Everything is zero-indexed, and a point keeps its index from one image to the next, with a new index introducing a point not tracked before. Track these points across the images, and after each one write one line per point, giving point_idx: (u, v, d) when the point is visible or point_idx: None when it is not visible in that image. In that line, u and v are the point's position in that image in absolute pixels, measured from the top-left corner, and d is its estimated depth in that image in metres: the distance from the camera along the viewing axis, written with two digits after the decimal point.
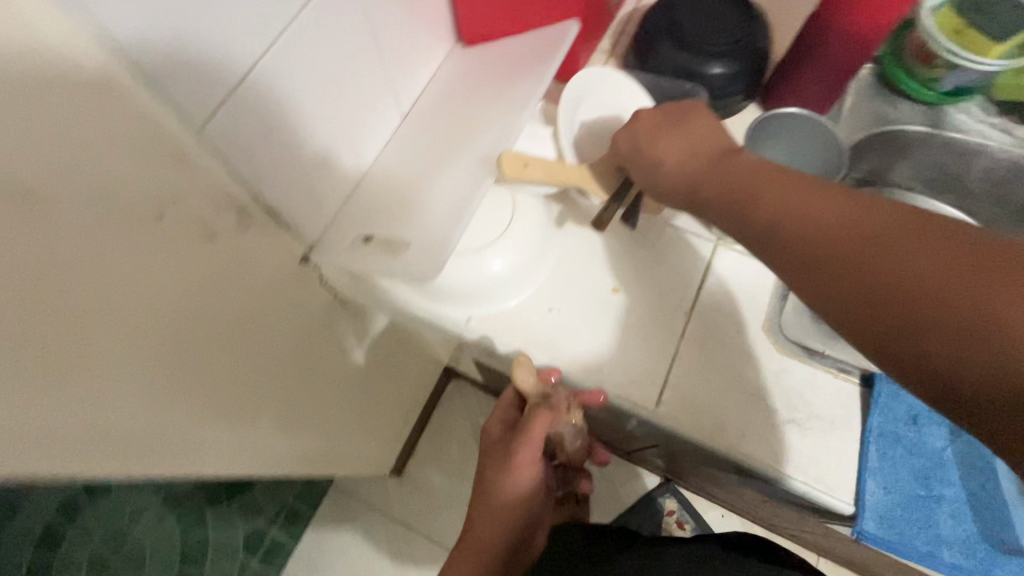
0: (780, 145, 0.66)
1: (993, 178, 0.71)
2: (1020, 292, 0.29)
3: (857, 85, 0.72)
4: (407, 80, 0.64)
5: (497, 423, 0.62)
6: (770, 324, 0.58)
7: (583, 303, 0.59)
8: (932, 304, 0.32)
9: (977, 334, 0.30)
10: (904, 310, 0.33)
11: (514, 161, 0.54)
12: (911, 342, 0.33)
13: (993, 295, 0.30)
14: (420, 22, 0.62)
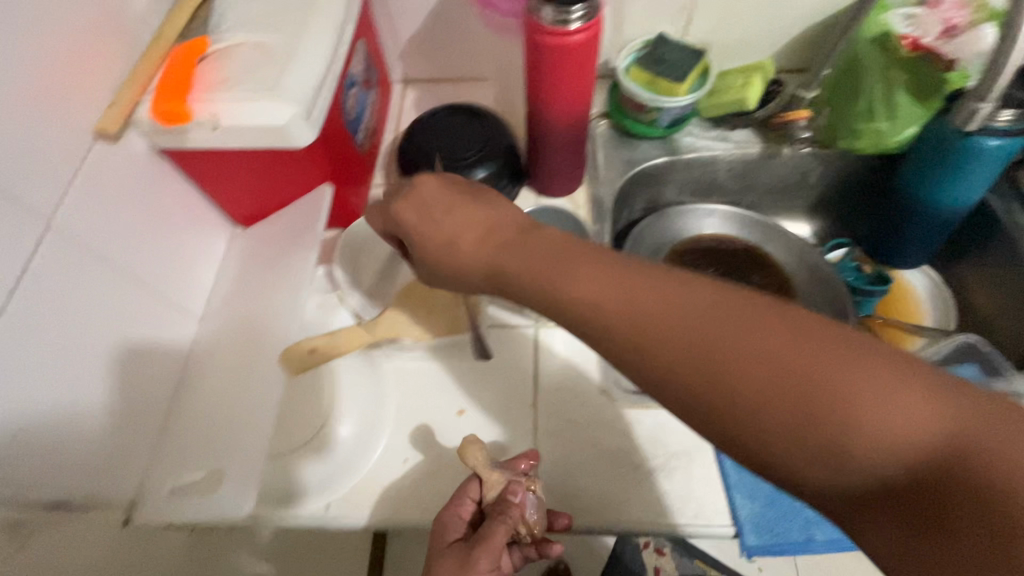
0: (558, 215, 0.73)
1: (736, 175, 0.83)
2: (873, 401, 0.29)
3: (601, 139, 0.81)
4: (184, 283, 0.62)
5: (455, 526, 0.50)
6: (606, 383, 0.61)
7: (437, 438, 0.59)
8: (781, 417, 0.30)
9: (823, 451, 0.29)
10: (740, 409, 0.31)
11: (298, 352, 0.59)
12: (756, 451, 0.31)
13: (850, 405, 0.29)
14: (174, 226, 0.60)
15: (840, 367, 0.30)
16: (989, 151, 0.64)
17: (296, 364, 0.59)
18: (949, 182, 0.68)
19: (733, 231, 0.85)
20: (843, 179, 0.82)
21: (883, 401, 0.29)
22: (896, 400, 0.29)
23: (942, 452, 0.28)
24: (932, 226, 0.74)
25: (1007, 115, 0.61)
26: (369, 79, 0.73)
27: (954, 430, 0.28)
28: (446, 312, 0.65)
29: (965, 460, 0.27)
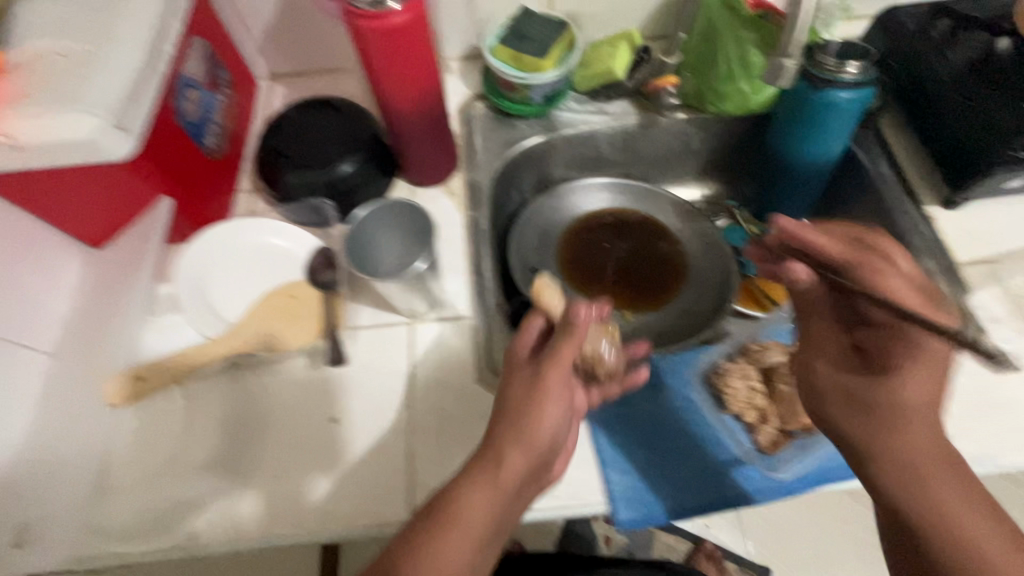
0: (431, 206, 0.71)
1: (619, 147, 0.82)
2: (937, 484, 0.43)
3: (478, 121, 0.79)
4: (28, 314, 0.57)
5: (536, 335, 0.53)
6: (481, 374, 0.60)
7: (309, 449, 0.57)
8: (886, 438, 0.45)
9: (895, 478, 0.44)
10: (891, 453, 0.44)
11: (124, 382, 0.56)
12: (876, 459, 0.45)
13: (935, 472, 0.44)
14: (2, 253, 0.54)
15: (948, 465, 0.44)
16: (842, 105, 0.65)
17: (125, 394, 0.56)
18: (812, 136, 0.70)
19: (626, 203, 0.85)
20: (724, 141, 0.82)
21: (952, 505, 0.43)
22: (978, 529, 0.42)
23: (937, 509, 0.43)
24: (807, 181, 0.76)
25: (853, 67, 0.63)
26: (216, 78, 0.69)
27: (960, 518, 0.42)
28: (304, 319, 0.60)
29: (956, 526, 0.42)
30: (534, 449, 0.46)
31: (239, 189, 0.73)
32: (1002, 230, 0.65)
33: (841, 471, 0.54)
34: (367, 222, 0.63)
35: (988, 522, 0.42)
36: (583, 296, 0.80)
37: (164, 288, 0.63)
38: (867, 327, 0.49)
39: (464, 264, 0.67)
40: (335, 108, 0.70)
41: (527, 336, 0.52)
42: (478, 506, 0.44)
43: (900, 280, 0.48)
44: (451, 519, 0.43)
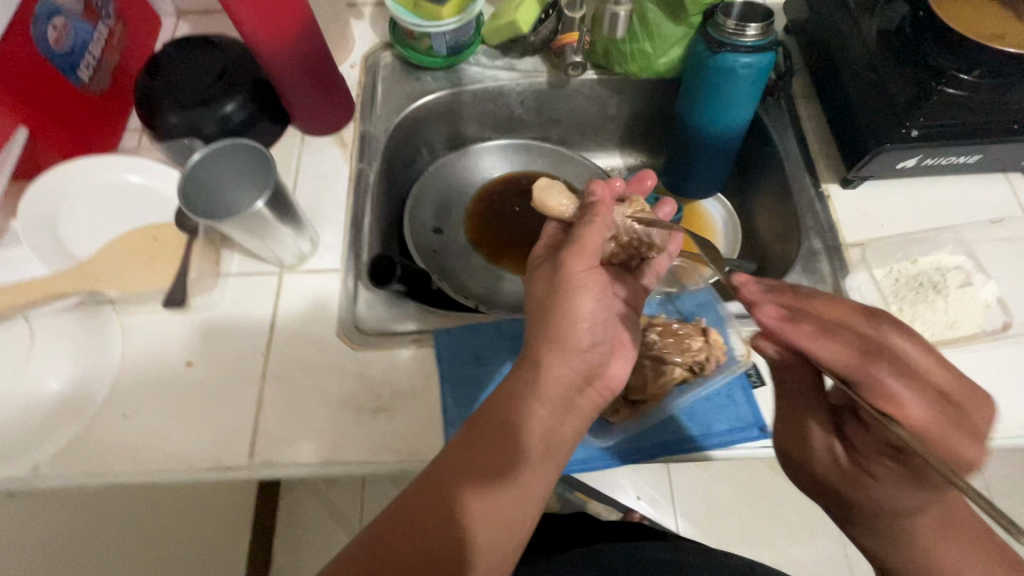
0: (319, 156, 0.69)
1: (532, 106, 0.79)
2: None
3: (383, 72, 0.76)
4: None
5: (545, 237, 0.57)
6: (342, 327, 0.59)
7: (159, 391, 0.57)
8: (880, 514, 0.41)
9: (865, 530, 0.43)
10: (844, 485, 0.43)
11: None
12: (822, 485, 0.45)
13: (940, 543, 0.39)
14: None
15: (943, 527, 0.40)
16: (741, 71, 0.62)
17: None
18: (715, 106, 0.66)
19: (542, 167, 0.83)
20: (641, 107, 0.79)
21: (944, 549, 0.39)
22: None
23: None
24: (713, 153, 0.72)
25: (753, 30, 0.59)
26: (97, 8, 0.66)
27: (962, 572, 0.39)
28: (162, 264, 0.60)
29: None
30: (577, 355, 0.47)
31: (126, 127, 0.71)
32: (895, 211, 0.63)
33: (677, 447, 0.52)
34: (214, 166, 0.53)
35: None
36: (482, 259, 0.78)
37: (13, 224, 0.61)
38: (857, 423, 0.43)
39: (343, 216, 0.65)
40: (221, 47, 0.67)
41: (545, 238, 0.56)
42: (544, 422, 0.45)
43: (919, 384, 0.36)
44: (508, 448, 0.44)
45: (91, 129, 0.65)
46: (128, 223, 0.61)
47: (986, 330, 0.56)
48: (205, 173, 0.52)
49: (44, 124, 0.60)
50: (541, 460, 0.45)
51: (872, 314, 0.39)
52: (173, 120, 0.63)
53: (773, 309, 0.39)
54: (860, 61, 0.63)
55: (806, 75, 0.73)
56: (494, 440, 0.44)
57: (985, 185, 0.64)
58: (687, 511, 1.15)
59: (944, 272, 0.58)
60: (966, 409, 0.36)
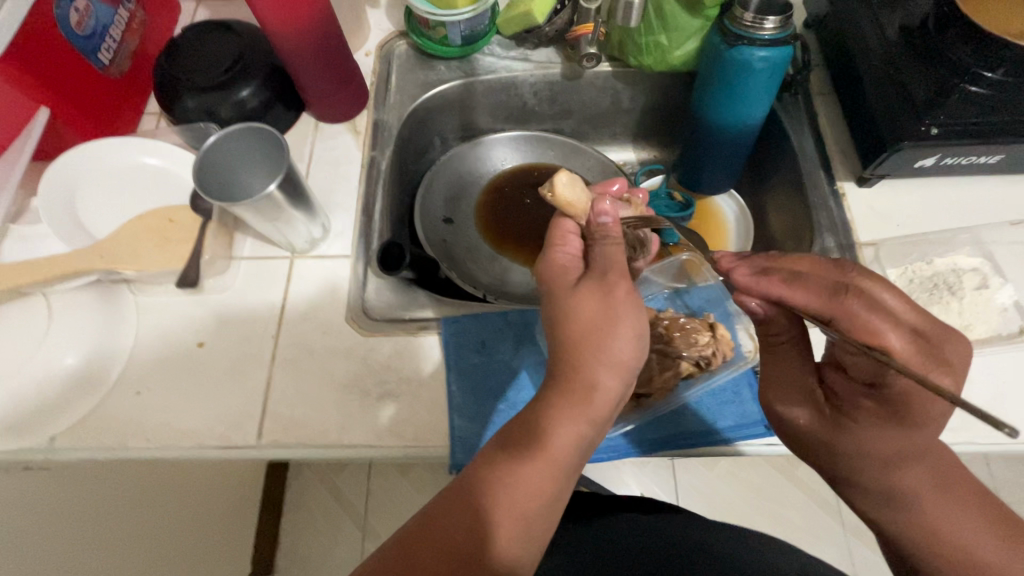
0: (332, 143, 0.70)
1: (545, 98, 0.79)
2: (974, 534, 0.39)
3: (397, 60, 0.76)
4: None
5: (567, 243, 0.51)
6: (351, 311, 0.60)
7: (172, 369, 0.58)
8: (871, 467, 0.42)
9: (861, 487, 0.43)
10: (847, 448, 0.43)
11: None
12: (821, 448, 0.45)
13: (931, 497, 0.41)
14: None
15: (936, 485, 0.41)
16: (757, 64, 0.61)
17: None
18: (731, 100, 0.66)
19: (553, 159, 0.83)
20: (655, 101, 0.79)
21: (934, 503, 0.41)
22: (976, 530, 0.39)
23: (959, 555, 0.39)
24: (728, 148, 0.72)
25: (771, 23, 0.58)
26: None
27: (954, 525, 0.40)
28: (175, 244, 0.59)
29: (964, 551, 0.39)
30: (615, 362, 0.43)
31: (144, 110, 0.72)
32: (911, 210, 0.62)
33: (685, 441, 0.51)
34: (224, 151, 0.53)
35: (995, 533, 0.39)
36: (492, 249, 0.78)
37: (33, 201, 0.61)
38: (838, 371, 0.44)
39: (354, 203, 0.66)
40: (237, 31, 0.68)
41: (567, 237, 0.52)
42: (572, 436, 0.42)
43: (892, 319, 0.37)
44: (531, 451, 0.41)
45: (111, 112, 0.66)
46: (144, 202, 0.62)
47: (1001, 334, 0.54)
48: (223, 153, 0.53)
49: (65, 105, 0.61)
50: (564, 463, 0.42)
51: (841, 264, 0.40)
52: (190, 104, 0.64)
53: (748, 270, 0.43)
54: (879, 56, 0.61)
55: (824, 71, 0.71)
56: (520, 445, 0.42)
57: (1006, 186, 0.62)
58: (689, 510, 1.15)
59: (960, 273, 0.57)
60: (940, 346, 0.37)
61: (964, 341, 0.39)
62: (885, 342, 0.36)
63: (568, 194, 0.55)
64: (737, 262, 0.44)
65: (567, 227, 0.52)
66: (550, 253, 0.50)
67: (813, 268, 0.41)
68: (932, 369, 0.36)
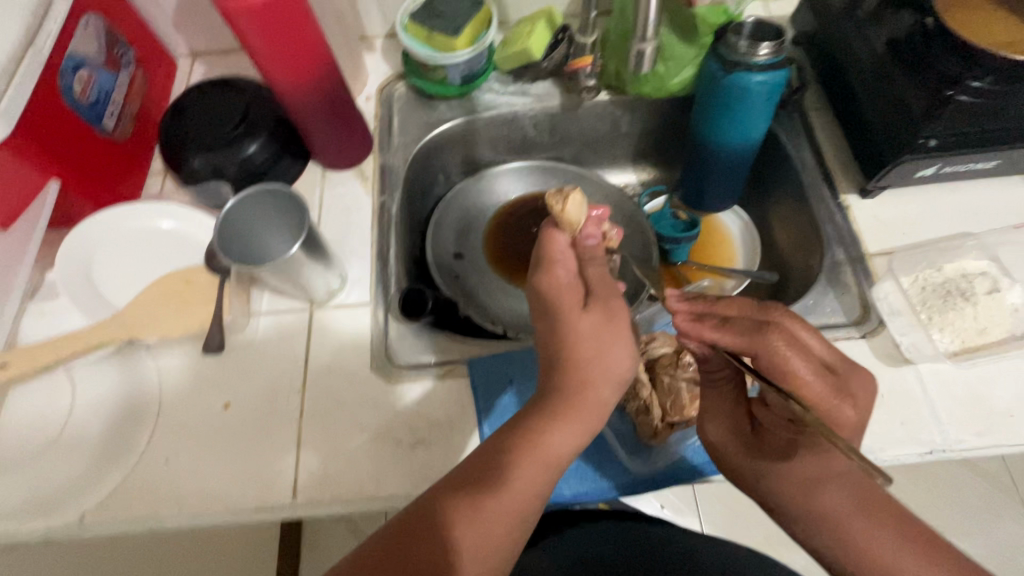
0: (341, 190, 0.70)
1: (545, 128, 0.80)
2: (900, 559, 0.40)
3: (397, 103, 0.77)
4: None
5: (564, 259, 0.50)
6: (376, 360, 0.60)
7: (197, 434, 0.57)
8: (794, 491, 0.44)
9: (793, 517, 0.44)
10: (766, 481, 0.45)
11: None
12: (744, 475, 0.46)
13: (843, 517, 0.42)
14: None
15: (854, 504, 0.42)
16: (756, 88, 0.62)
17: None
18: (731, 123, 0.67)
19: (557, 187, 0.83)
20: (653, 124, 0.80)
21: (862, 530, 0.42)
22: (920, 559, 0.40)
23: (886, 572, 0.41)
24: (729, 168, 0.73)
25: (766, 48, 0.60)
26: (117, 56, 0.67)
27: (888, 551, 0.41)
28: (195, 307, 0.60)
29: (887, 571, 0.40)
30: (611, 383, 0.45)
31: (149, 171, 0.72)
32: (914, 218, 0.64)
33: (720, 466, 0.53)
34: (253, 208, 0.57)
35: (920, 560, 0.40)
36: (504, 281, 0.78)
37: (50, 274, 0.62)
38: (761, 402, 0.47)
39: (369, 250, 0.66)
40: (240, 88, 0.68)
41: (566, 257, 0.50)
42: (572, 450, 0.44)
43: (806, 356, 0.41)
44: (499, 484, 0.42)
45: (117, 176, 0.66)
46: (160, 267, 0.62)
47: (1016, 334, 0.56)
48: (241, 219, 0.56)
49: (73, 174, 0.61)
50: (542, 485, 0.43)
51: (764, 305, 0.43)
52: (197, 164, 0.64)
53: (688, 314, 0.44)
54: (870, 72, 0.64)
55: (816, 86, 0.73)
56: (489, 478, 0.43)
57: (1002, 188, 0.64)
58: (715, 524, 1.06)
59: (970, 278, 0.59)
60: (845, 378, 0.42)
61: (863, 372, 0.43)
62: (800, 379, 0.40)
63: (574, 207, 0.54)
64: (682, 305, 0.46)
65: (560, 243, 0.51)
66: (546, 268, 0.49)
67: (741, 312, 0.43)
68: (836, 399, 0.40)
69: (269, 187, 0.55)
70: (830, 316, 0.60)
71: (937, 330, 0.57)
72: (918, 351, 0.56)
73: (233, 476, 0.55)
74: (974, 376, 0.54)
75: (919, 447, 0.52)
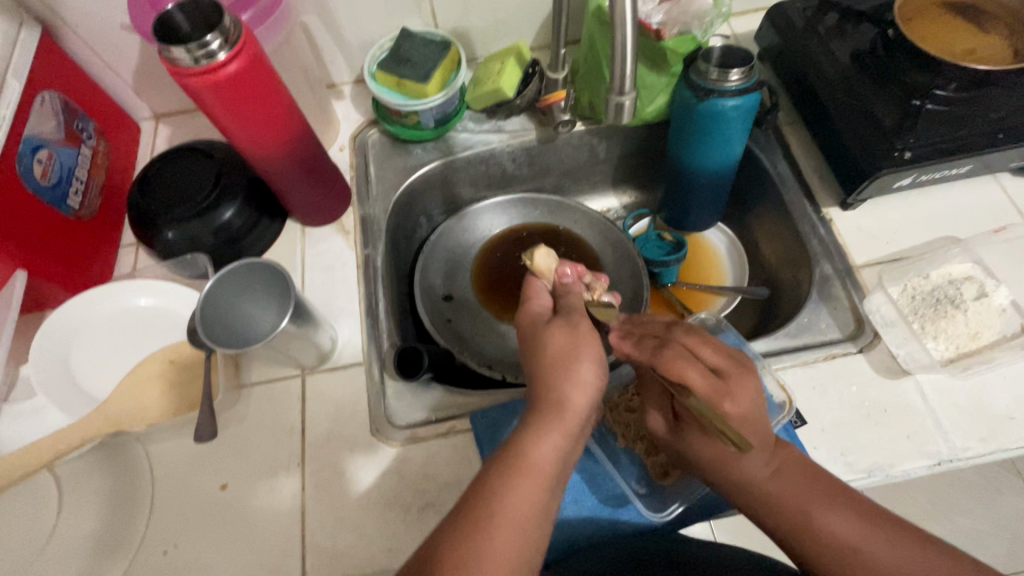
0: (323, 247, 0.69)
1: (523, 161, 0.80)
2: (818, 511, 0.43)
3: (372, 150, 0.76)
4: None
5: (539, 293, 0.54)
6: (375, 423, 0.58)
7: (196, 520, 0.54)
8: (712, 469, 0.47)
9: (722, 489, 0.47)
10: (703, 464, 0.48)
11: None
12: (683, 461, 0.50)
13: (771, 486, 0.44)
14: None
15: (773, 471, 0.45)
16: (730, 113, 0.62)
17: None
18: (710, 147, 0.67)
19: (540, 218, 0.82)
20: (630, 148, 0.81)
21: (777, 489, 0.44)
22: (840, 515, 0.42)
23: (809, 531, 0.42)
24: (710, 188, 0.73)
25: (737, 74, 0.60)
26: (78, 131, 0.65)
27: (808, 507, 0.43)
28: (182, 386, 0.58)
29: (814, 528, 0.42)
30: None
31: (121, 244, 0.69)
32: (895, 226, 0.65)
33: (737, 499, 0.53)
34: (246, 279, 0.55)
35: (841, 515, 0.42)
36: (497, 320, 0.77)
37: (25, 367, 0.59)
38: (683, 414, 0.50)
39: (358, 306, 0.65)
40: (208, 152, 0.66)
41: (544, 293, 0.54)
42: None
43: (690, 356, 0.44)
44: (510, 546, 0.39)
45: (87, 255, 0.64)
46: (142, 347, 0.60)
47: (1006, 335, 0.57)
48: (224, 294, 0.54)
49: (40, 261, 0.58)
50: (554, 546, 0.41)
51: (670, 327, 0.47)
52: (172, 236, 0.62)
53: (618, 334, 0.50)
54: (839, 86, 0.64)
55: (787, 101, 0.74)
56: None
57: (976, 189, 0.66)
58: None
59: (957, 284, 0.60)
60: (730, 381, 0.44)
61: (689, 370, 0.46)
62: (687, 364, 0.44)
63: (543, 258, 0.58)
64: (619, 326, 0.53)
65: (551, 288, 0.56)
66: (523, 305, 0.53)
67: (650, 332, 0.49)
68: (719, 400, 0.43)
69: (271, 262, 0.54)
70: (826, 332, 0.60)
71: (930, 339, 0.57)
72: (916, 360, 0.56)
73: (238, 560, 0.53)
74: (972, 380, 0.55)
75: (928, 460, 0.52)
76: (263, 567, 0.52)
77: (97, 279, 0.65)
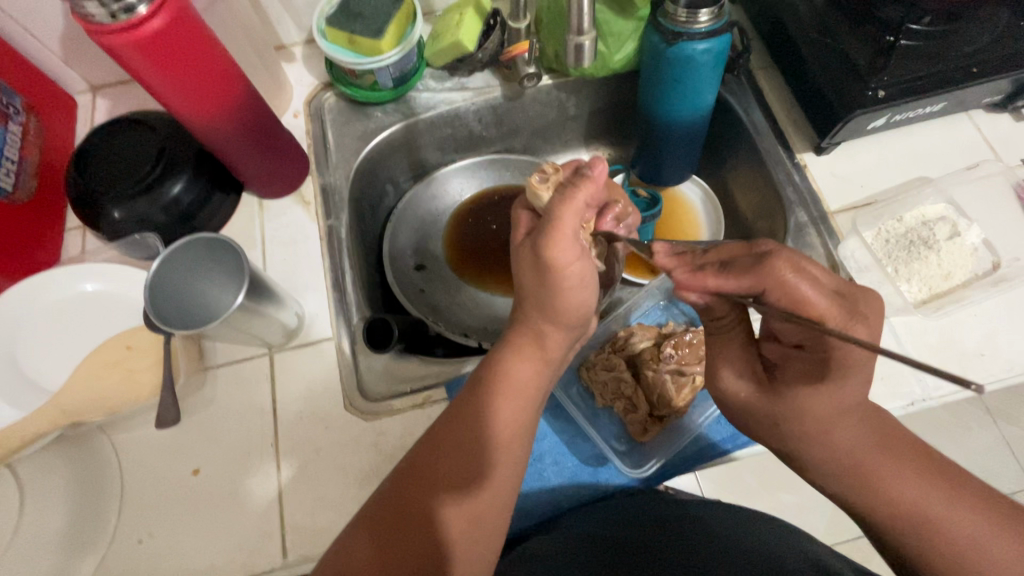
0: (282, 220, 0.65)
1: (489, 120, 0.76)
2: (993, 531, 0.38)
3: (329, 115, 0.71)
4: None
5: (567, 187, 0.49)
6: (348, 399, 0.57)
7: (169, 508, 0.53)
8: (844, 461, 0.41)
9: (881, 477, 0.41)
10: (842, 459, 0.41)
11: None
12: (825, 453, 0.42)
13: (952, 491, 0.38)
14: None
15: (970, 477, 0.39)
16: (700, 58, 0.59)
17: None
18: (680, 96, 0.64)
19: (512, 179, 0.80)
20: (601, 102, 0.77)
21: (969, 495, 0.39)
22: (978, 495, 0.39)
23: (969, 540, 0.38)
24: (683, 140, 0.71)
25: (705, 14, 0.57)
26: (2, 106, 0.60)
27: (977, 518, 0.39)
28: (141, 374, 0.55)
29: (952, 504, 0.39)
30: None
31: (65, 228, 0.65)
32: (869, 170, 0.64)
33: (716, 450, 0.53)
34: (186, 258, 0.52)
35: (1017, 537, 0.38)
36: (472, 287, 0.76)
37: None
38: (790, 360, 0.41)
39: (324, 279, 0.63)
40: (150, 124, 0.62)
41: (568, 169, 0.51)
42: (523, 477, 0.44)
43: (816, 284, 0.34)
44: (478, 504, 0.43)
45: (27, 241, 0.60)
46: (95, 335, 0.57)
47: (978, 274, 0.57)
48: (176, 274, 0.52)
49: None
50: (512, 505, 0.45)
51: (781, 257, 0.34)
52: (119, 216, 0.58)
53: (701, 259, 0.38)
54: (810, 24, 0.62)
55: (760, 43, 0.71)
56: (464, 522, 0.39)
57: (949, 128, 0.65)
58: None
59: (930, 225, 0.59)
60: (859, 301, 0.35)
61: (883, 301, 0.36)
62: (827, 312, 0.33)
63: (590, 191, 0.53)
64: (671, 260, 0.39)
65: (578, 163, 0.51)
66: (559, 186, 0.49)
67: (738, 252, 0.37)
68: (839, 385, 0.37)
69: (207, 237, 0.52)
70: None
71: (905, 281, 0.57)
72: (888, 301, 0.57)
73: (215, 543, 0.52)
74: (945, 322, 0.55)
75: (900, 401, 0.53)
76: (242, 550, 0.51)
77: (41, 265, 0.61)
